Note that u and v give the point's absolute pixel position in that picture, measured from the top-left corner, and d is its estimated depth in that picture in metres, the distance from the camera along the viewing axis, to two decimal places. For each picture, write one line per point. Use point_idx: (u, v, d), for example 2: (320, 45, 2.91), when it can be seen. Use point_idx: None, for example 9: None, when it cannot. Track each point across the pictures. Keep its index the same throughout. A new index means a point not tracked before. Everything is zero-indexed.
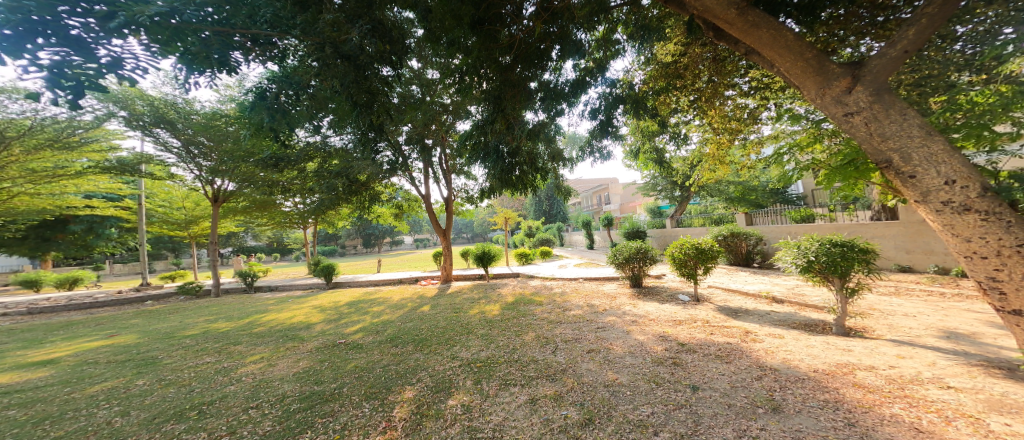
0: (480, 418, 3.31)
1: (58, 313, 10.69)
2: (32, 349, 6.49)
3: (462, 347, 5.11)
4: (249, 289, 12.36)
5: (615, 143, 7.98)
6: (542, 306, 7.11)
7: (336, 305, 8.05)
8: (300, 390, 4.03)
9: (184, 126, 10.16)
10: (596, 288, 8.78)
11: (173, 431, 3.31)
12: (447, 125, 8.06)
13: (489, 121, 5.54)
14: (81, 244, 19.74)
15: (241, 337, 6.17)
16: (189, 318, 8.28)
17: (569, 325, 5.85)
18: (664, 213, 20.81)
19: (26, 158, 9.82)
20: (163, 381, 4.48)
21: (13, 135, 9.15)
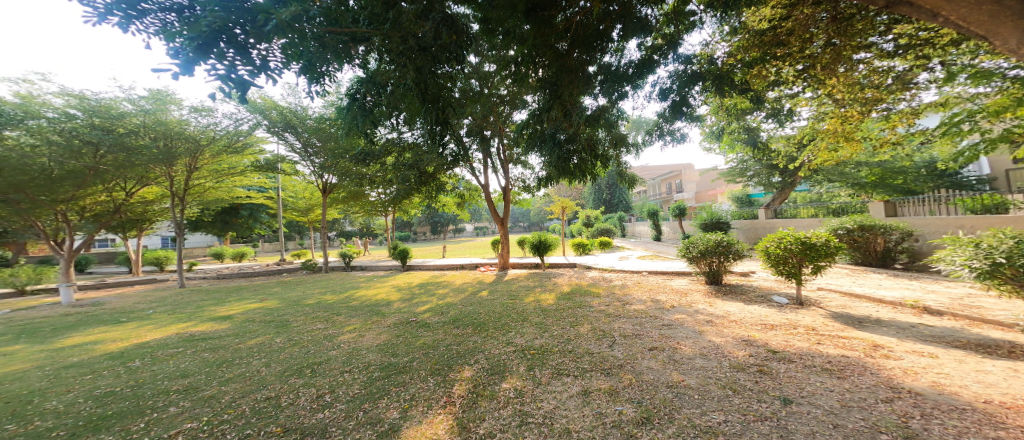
0: (530, 403, 3.31)
1: (234, 278, 13.99)
2: (220, 306, 8.55)
3: (516, 333, 5.17)
4: (349, 268, 14.29)
5: (690, 125, 7.12)
6: (599, 298, 6.77)
7: (410, 285, 8.87)
8: (380, 360, 4.54)
9: (302, 130, 12.14)
10: (665, 283, 8.02)
11: (295, 384, 4.01)
12: (505, 116, 8.15)
13: (546, 109, 5.56)
14: (246, 226, 25.19)
15: (342, 308, 7.22)
16: (308, 289, 10.02)
17: (628, 320, 5.46)
18: (759, 203, 17.96)
19: (212, 161, 12.71)
20: (292, 341, 5.49)
21: (205, 143, 11.95)
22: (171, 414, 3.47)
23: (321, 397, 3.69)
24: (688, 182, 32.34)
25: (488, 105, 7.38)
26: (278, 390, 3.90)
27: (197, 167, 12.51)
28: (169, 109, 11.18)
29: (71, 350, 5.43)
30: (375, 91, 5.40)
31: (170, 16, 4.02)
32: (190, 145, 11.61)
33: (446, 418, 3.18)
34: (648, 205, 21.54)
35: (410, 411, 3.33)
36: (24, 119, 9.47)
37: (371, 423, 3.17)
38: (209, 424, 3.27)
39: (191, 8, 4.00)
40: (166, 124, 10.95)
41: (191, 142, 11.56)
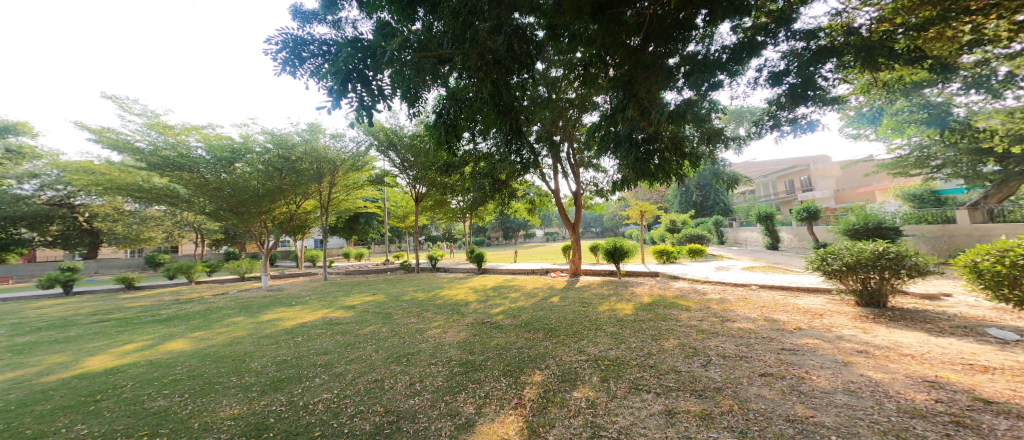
0: (604, 416, 3.27)
1: (357, 274, 16.34)
2: (348, 297, 10.17)
3: (589, 342, 5.09)
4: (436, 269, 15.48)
5: (822, 109, 6.19)
6: (689, 312, 6.24)
7: (485, 287, 9.34)
8: (459, 357, 4.90)
9: (401, 147, 13.67)
10: (788, 300, 6.88)
11: (394, 371, 4.60)
12: (574, 119, 8.20)
13: (621, 109, 5.41)
14: (365, 230, 29.38)
15: (429, 305, 7.93)
16: (401, 287, 11.19)
17: (729, 340, 4.90)
18: (950, 201, 14.20)
19: (343, 177, 15.27)
20: (395, 331, 6.22)
21: (336, 164, 14.38)
22: (313, 385, 4.30)
23: (413, 385, 4.17)
24: (822, 178, 27.69)
25: (557, 110, 7.44)
26: (383, 374, 4.53)
27: (335, 182, 15.08)
28: (319, 137, 13.78)
29: (269, 325, 7.40)
30: (455, 106, 5.83)
31: (321, 60, 5.35)
32: (332, 166, 14.23)
33: (517, 420, 3.33)
34: (754, 207, 18.93)
35: (484, 408, 3.57)
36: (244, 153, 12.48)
37: (451, 415, 3.48)
38: (334, 398, 3.96)
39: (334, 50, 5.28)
40: (316, 150, 13.51)
41: (333, 164, 14.19)
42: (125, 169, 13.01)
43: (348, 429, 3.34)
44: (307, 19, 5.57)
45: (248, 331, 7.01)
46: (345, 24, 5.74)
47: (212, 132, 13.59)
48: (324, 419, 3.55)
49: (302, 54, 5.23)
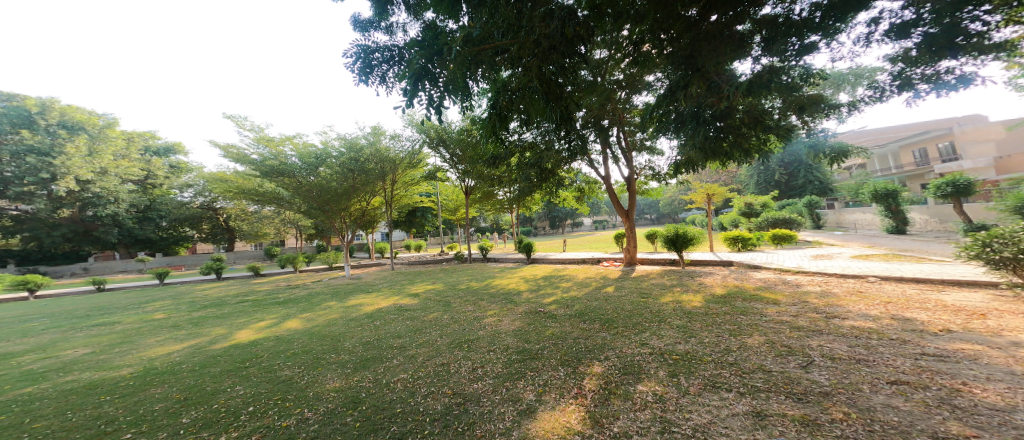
0: (676, 412, 3.08)
1: (420, 265, 17.23)
2: (412, 285, 10.80)
3: (652, 334, 4.85)
4: (488, 260, 15.72)
5: (983, 63, 5.01)
6: (779, 306, 5.59)
7: (536, 277, 9.32)
8: (515, 345, 4.95)
9: (451, 142, 13.95)
10: (929, 296, 5.58)
11: (456, 356, 4.76)
12: (624, 101, 7.83)
13: (681, 86, 5.05)
14: (421, 224, 30.91)
15: (483, 294, 8.10)
16: (455, 276, 11.57)
17: (833, 338, 4.29)
18: None
19: (402, 175, 16.11)
20: (455, 318, 6.43)
21: (393, 166, 15.07)
22: (392, 365, 4.62)
23: (475, 370, 4.27)
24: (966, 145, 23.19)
25: (605, 93, 7.10)
26: (448, 358, 4.72)
27: (396, 180, 15.92)
28: (381, 138, 14.64)
29: (355, 308, 8.15)
30: (507, 96, 5.75)
31: (390, 64, 5.68)
32: (392, 166, 14.93)
33: (578, 409, 3.26)
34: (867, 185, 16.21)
35: (544, 396, 3.54)
36: (325, 158, 13.96)
37: (512, 401, 3.52)
38: (408, 379, 4.20)
39: (401, 53, 5.61)
40: (379, 151, 14.38)
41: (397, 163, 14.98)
42: (250, 177, 15.60)
43: (421, 408, 3.53)
44: (366, 28, 5.84)
45: (339, 314, 7.75)
46: (397, 29, 5.93)
47: (303, 144, 15.54)
48: (403, 396, 3.78)
49: (373, 62, 5.54)
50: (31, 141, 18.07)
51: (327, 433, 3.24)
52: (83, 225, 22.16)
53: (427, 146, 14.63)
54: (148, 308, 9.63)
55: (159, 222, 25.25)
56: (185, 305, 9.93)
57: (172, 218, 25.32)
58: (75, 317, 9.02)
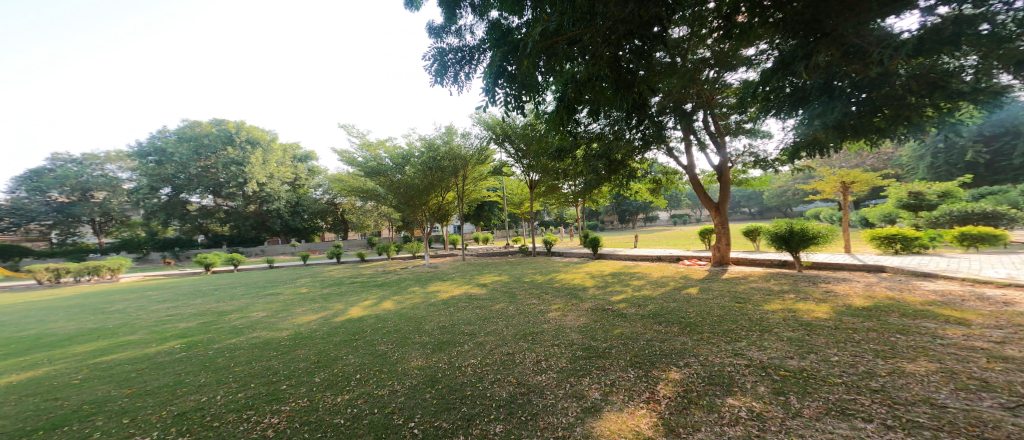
0: (780, 434, 2.68)
1: (487, 256, 17.72)
2: (478, 276, 11.19)
3: (750, 345, 4.26)
4: (553, 254, 15.53)
5: None
6: (945, 323, 4.46)
7: (603, 273, 9.03)
8: (581, 341, 4.81)
9: (515, 137, 14.03)
10: None
11: (521, 347, 4.79)
12: (712, 80, 7.11)
13: (803, 55, 4.38)
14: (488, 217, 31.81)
15: (548, 288, 8.05)
16: (520, 269, 11.72)
17: (1010, 366, 3.32)
18: None
19: (474, 171, 16.77)
20: (519, 311, 6.47)
21: (464, 165, 15.55)
22: (464, 350, 4.83)
23: (540, 363, 4.25)
24: None
25: (688, 73, 6.49)
26: (513, 348, 4.77)
27: (466, 176, 16.62)
28: (453, 137, 15.37)
29: (433, 294, 8.76)
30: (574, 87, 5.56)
31: (463, 63, 5.87)
32: (464, 163, 15.32)
33: (649, 415, 3.06)
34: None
35: (610, 396, 3.39)
36: (407, 158, 15.35)
37: (576, 397, 3.42)
38: (478, 364, 4.34)
39: (474, 51, 5.76)
40: (452, 149, 15.07)
41: (469, 160, 15.52)
42: (356, 178, 18.13)
43: (489, 394, 3.62)
44: (438, 33, 6.08)
45: (419, 299, 8.37)
46: (465, 31, 6.06)
47: (393, 146, 17.19)
48: (472, 381, 3.92)
49: (447, 64, 5.77)
50: (234, 155, 26.24)
51: (409, 406, 3.49)
52: (261, 217, 29.19)
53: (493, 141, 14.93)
54: (291, 285, 11.85)
55: (298, 214, 30.83)
56: (319, 283, 12.14)
57: (307, 209, 30.84)
58: (244, 290, 11.46)
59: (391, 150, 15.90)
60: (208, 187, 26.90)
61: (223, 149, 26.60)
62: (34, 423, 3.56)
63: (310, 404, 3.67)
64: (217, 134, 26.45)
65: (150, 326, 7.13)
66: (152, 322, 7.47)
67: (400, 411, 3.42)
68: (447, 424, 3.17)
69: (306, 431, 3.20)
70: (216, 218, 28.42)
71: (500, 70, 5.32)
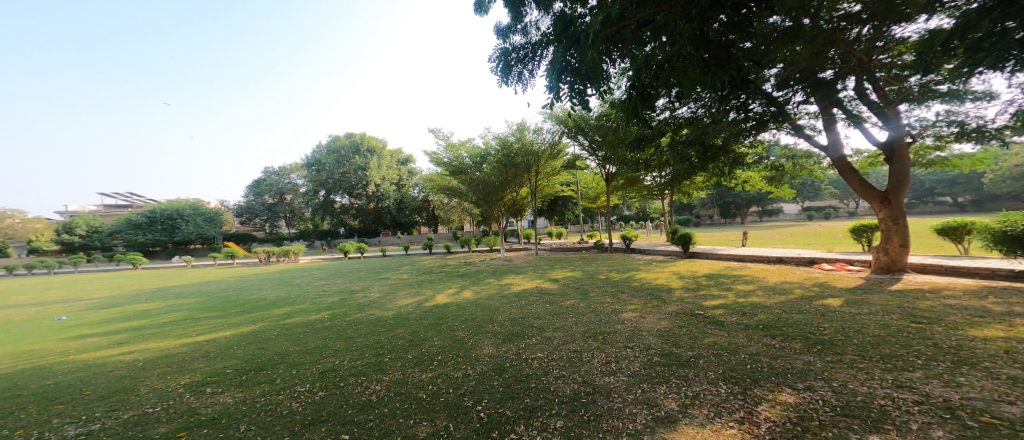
0: None
1: (562, 251, 17.52)
2: (549, 271, 11.15)
3: (930, 379, 3.20)
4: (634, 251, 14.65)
5: None
6: None
7: (696, 274, 8.27)
8: (658, 346, 4.40)
9: (589, 129, 13.53)
10: None
11: (590, 345, 4.59)
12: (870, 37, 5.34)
13: None
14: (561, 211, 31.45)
15: (625, 287, 7.62)
16: (595, 265, 11.38)
17: None
18: None
19: (546, 166, 16.66)
20: (590, 308, 6.26)
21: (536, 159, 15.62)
22: (532, 343, 4.78)
23: (609, 364, 4.01)
24: None
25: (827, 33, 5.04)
26: (581, 346, 4.59)
27: (539, 171, 16.63)
28: (525, 133, 15.48)
29: (506, 286, 8.99)
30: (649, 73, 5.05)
31: (528, 60, 5.71)
32: (533, 158, 15.42)
33: (739, 436, 2.67)
34: None
35: (691, 409, 3.03)
36: (483, 156, 16.01)
37: (647, 404, 3.14)
38: (544, 358, 4.26)
39: (537, 47, 5.57)
40: (525, 146, 15.14)
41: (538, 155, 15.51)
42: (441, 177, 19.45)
43: (553, 388, 3.51)
44: (504, 34, 6.05)
45: (494, 290, 8.62)
46: (530, 27, 5.93)
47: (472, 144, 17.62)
48: (538, 373, 3.86)
49: (510, 63, 5.69)
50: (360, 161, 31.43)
51: (479, 390, 3.56)
52: (376, 214, 33.10)
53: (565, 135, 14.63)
54: (396, 271, 13.27)
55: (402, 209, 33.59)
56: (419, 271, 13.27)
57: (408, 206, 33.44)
58: (362, 275, 13.16)
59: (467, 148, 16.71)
60: (345, 190, 32.33)
61: (354, 158, 32.13)
62: (250, 364, 4.58)
63: (402, 377, 3.96)
64: (349, 146, 32.42)
65: (309, 299, 8.66)
66: (314, 295, 9.21)
67: (470, 394, 3.50)
68: (511, 413, 3.14)
69: (395, 401, 3.45)
70: (346, 216, 32.99)
71: (565, 63, 5.03)
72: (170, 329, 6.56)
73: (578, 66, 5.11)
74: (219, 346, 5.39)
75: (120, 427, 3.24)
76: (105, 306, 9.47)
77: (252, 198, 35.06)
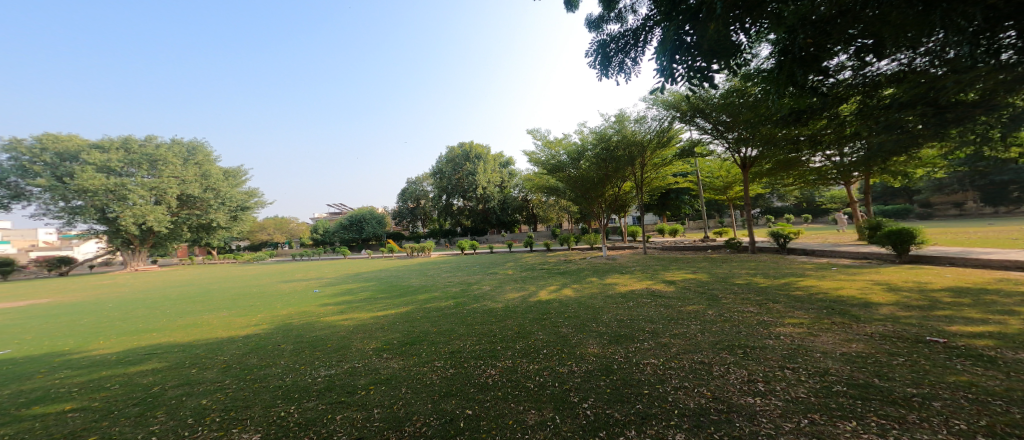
0: None
1: (680, 251, 15.53)
2: (665, 272, 9.99)
3: None
4: (781, 250, 11.72)
5: None
6: None
7: (905, 286, 6.02)
8: (850, 376, 3.12)
9: (710, 110, 11.62)
10: None
11: (725, 359, 3.73)
12: None
13: None
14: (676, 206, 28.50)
15: (780, 297, 6.06)
16: (734, 268, 9.66)
17: None
18: None
19: (655, 155, 15.11)
20: (722, 317, 5.25)
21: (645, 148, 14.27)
22: (643, 347, 4.24)
23: (753, 383, 3.16)
24: None
25: None
26: (711, 358, 3.79)
27: (647, 161, 15.27)
28: (626, 124, 14.20)
29: (611, 286, 8.37)
30: (810, 27, 3.80)
31: (630, 47, 5.11)
32: (637, 149, 14.09)
33: None
34: None
35: None
36: (583, 151, 15.49)
37: (815, 438, 2.37)
38: (660, 365, 3.68)
39: (640, 31, 4.92)
40: (626, 137, 13.90)
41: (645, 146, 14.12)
42: (540, 177, 19.29)
43: (672, 399, 2.98)
44: (598, 25, 5.56)
45: (597, 289, 8.17)
46: (627, 12, 5.33)
47: (568, 141, 17.34)
48: (651, 381, 3.33)
49: (609, 54, 5.18)
50: (470, 167, 33.93)
51: (585, 388, 3.26)
52: (483, 213, 35.58)
53: (677, 120, 13.04)
54: (502, 267, 13.75)
55: (505, 209, 35.17)
56: (528, 267, 13.32)
57: (510, 207, 34.76)
58: (476, 269, 14.08)
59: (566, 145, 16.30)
60: (460, 194, 35.32)
61: (464, 164, 34.69)
62: (408, 337, 5.19)
63: (512, 365, 3.90)
64: (460, 154, 34.85)
65: (440, 287, 9.71)
66: (443, 284, 10.22)
67: (576, 390, 3.23)
68: (620, 416, 2.79)
69: (506, 386, 3.39)
70: (462, 217, 36.17)
71: (682, 44, 4.17)
72: (367, 303, 8.08)
73: (697, 45, 4.19)
74: (386, 321, 6.27)
75: (344, 374, 3.92)
76: (335, 283, 12.39)
77: (401, 203, 41.24)
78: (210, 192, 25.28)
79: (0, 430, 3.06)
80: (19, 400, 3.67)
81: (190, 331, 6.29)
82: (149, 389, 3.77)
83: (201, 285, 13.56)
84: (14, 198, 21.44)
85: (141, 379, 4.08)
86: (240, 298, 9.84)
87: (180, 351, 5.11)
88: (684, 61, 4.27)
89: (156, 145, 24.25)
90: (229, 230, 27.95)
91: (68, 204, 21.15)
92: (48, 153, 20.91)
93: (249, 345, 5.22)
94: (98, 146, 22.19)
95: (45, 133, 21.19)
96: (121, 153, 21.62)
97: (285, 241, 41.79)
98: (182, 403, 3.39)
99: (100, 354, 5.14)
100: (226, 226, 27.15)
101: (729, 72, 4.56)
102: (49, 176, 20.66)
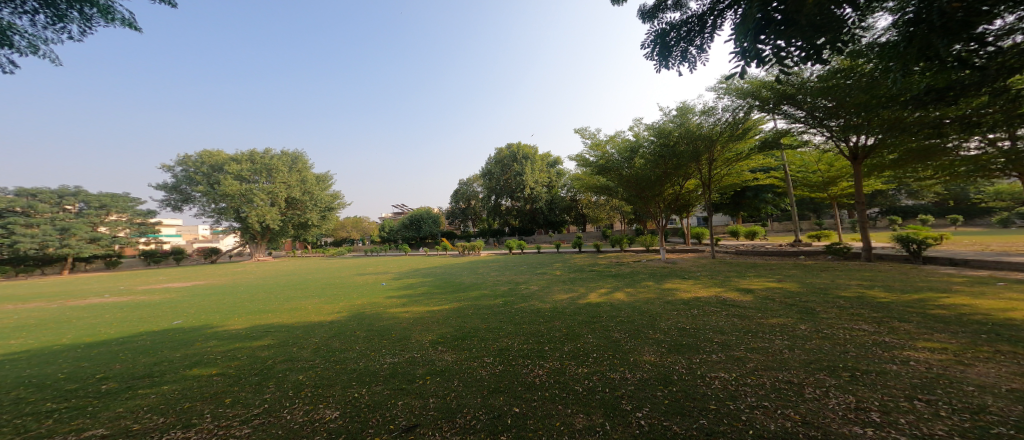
0: None
1: (761, 256, 13.87)
2: (742, 279, 9.00)
3: None
4: (912, 258, 9.77)
5: None
6: None
7: None
8: (1019, 417, 2.50)
9: (802, 95, 9.97)
10: None
11: (823, 381, 3.21)
12: None
13: None
14: (755, 207, 25.70)
15: (909, 315, 5.05)
16: (840, 278, 8.28)
17: None
18: None
19: (725, 149, 13.65)
20: (820, 334, 4.56)
21: (717, 137, 13.09)
22: (712, 360, 3.85)
23: (864, 412, 2.67)
24: None
25: None
26: (802, 378, 3.30)
27: (717, 155, 13.86)
28: (691, 117, 13.15)
29: (671, 291, 7.78)
30: None
31: (694, 35, 4.71)
32: (705, 142, 13.13)
33: None
34: None
35: None
36: (638, 148, 14.47)
37: None
38: (733, 381, 3.32)
39: (706, 16, 4.49)
40: (690, 130, 12.99)
41: (711, 138, 13.05)
42: (591, 177, 18.51)
43: (750, 419, 2.67)
44: (653, 15, 5.20)
45: (655, 293, 7.67)
46: None
47: (621, 137, 16.32)
48: (723, 397, 3.01)
49: (670, 44, 4.80)
50: (519, 167, 34.00)
51: (639, 397, 3.07)
52: (531, 214, 35.47)
53: (756, 109, 11.59)
54: (552, 267, 13.65)
55: (553, 209, 35.00)
56: (585, 268, 13.00)
57: (558, 207, 34.51)
58: (523, 268, 14.10)
59: (619, 142, 15.42)
60: (510, 194, 35.63)
61: (513, 164, 34.89)
62: (459, 332, 5.38)
63: (560, 367, 3.82)
64: (507, 155, 35.25)
65: (489, 285, 10.00)
66: (493, 283, 10.44)
67: (631, 398, 3.05)
68: (682, 430, 2.58)
69: (555, 387, 3.34)
70: (510, 216, 36.48)
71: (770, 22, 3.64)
72: (426, 298, 8.55)
73: (785, 23, 3.64)
74: (440, 315, 6.58)
75: (405, 363, 4.19)
76: (399, 277, 13.40)
77: (453, 204, 43.16)
78: (308, 194, 28.87)
79: (173, 386, 3.83)
80: (182, 363, 4.54)
81: (293, 314, 7.29)
82: (263, 362, 4.43)
83: (297, 276, 15.56)
84: (184, 201, 26.80)
85: (260, 353, 4.80)
86: (327, 288, 11.13)
87: (285, 331, 5.94)
88: (773, 41, 3.72)
89: (272, 156, 28.68)
90: (321, 229, 31.29)
91: (216, 206, 25.95)
92: (205, 165, 25.98)
93: (333, 330, 5.88)
94: (235, 158, 26.77)
95: (205, 150, 26.40)
96: (249, 163, 26.13)
97: (360, 238, 46.66)
98: (286, 377, 3.92)
99: (233, 330, 6.17)
100: (320, 224, 30.43)
101: (835, 50, 3.88)
102: (204, 184, 25.54)
